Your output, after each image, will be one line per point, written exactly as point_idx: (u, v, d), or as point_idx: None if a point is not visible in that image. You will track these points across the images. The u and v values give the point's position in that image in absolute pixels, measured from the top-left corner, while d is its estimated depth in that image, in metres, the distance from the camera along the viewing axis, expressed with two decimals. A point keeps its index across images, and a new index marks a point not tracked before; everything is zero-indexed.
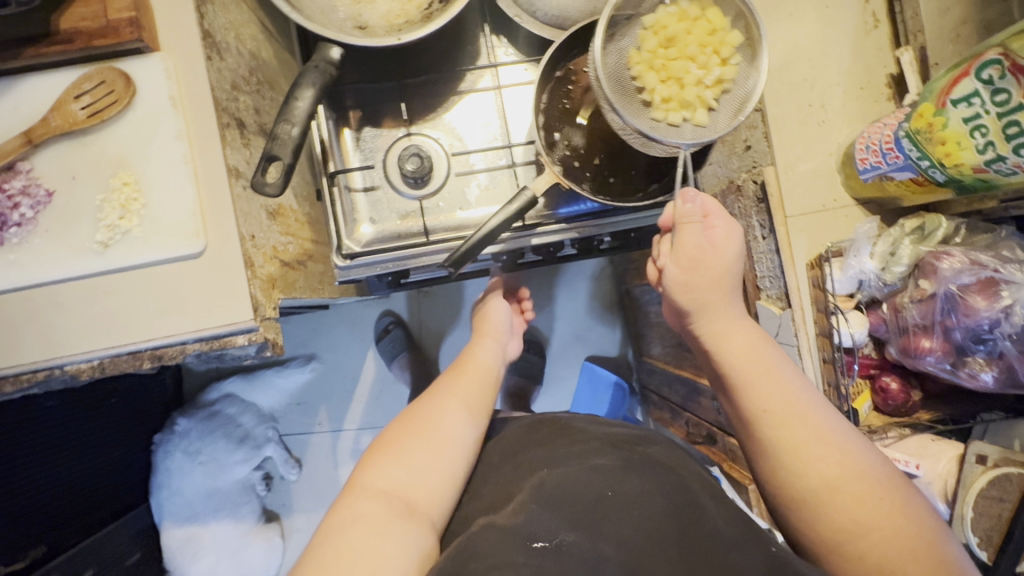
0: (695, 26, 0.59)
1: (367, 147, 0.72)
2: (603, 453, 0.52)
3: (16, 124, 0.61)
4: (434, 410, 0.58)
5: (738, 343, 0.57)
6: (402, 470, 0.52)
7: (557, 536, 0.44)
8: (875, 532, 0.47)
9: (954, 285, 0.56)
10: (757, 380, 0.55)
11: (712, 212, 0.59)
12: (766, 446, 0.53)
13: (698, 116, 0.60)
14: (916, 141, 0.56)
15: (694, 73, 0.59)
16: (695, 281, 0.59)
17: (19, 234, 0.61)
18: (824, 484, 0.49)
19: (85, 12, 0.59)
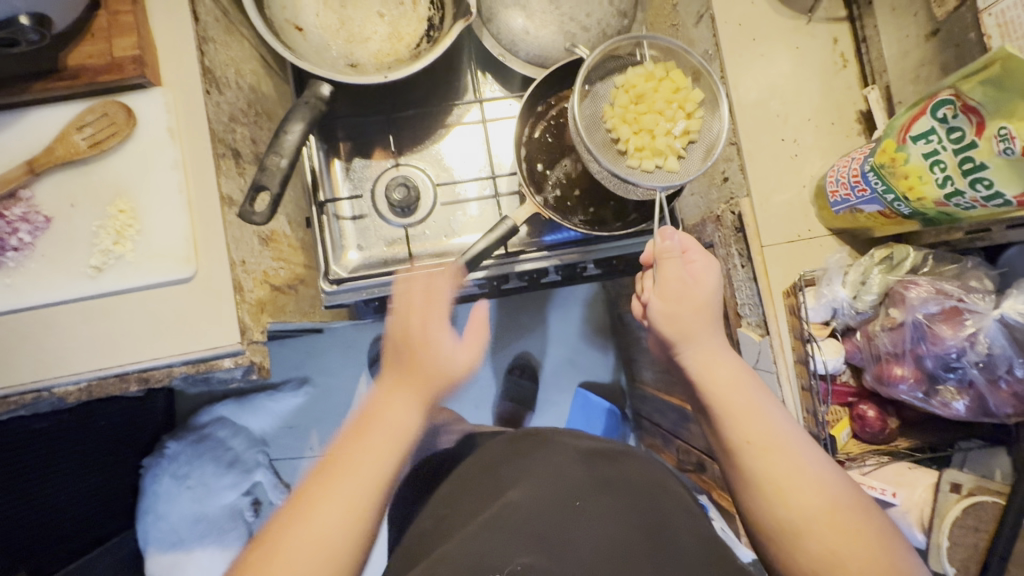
0: (660, 85, 0.63)
1: (356, 176, 0.74)
2: (574, 462, 0.53)
3: (20, 153, 0.64)
4: (396, 427, 0.49)
5: (723, 375, 0.56)
6: (361, 498, 0.46)
7: (510, 564, 0.44)
8: (852, 563, 0.47)
9: (921, 314, 0.57)
10: (742, 410, 0.54)
11: (690, 248, 0.61)
12: (747, 478, 0.52)
13: (670, 163, 0.63)
14: (881, 175, 0.59)
15: (663, 125, 0.62)
16: (680, 312, 0.58)
17: (16, 258, 0.62)
18: (804, 516, 0.49)
19: (91, 50, 0.63)
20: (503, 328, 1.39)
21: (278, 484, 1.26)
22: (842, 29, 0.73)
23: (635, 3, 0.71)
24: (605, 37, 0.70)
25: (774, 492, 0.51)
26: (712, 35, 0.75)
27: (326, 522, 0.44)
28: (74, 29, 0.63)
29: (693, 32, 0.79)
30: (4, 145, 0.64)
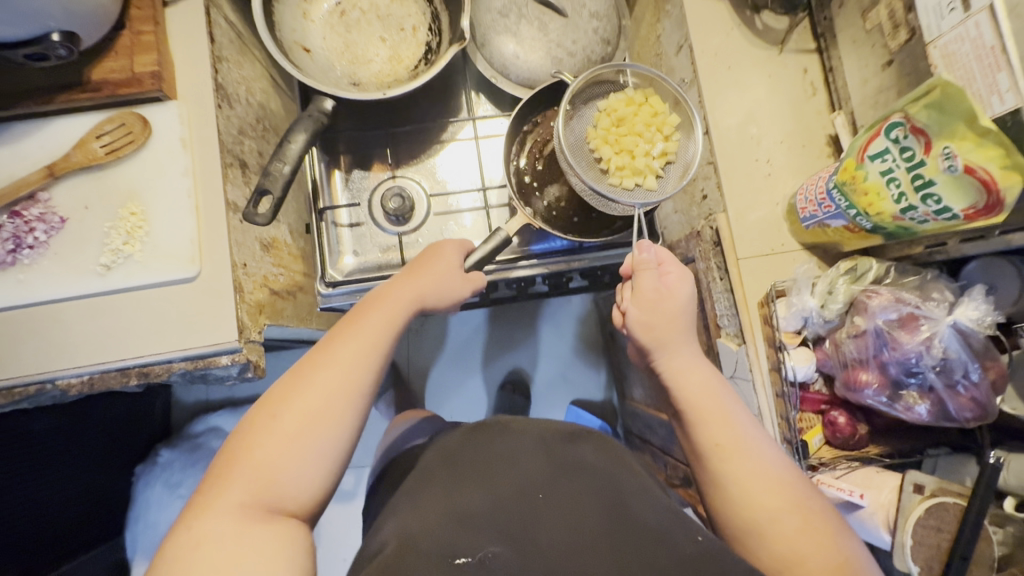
0: (640, 110, 0.68)
1: (355, 187, 0.79)
2: (529, 455, 0.55)
3: (41, 158, 0.68)
4: (392, 302, 0.55)
5: (695, 383, 0.59)
6: (351, 382, 0.48)
7: (481, 551, 0.45)
8: (813, 559, 0.48)
9: (881, 320, 0.60)
10: (709, 412, 0.57)
11: (665, 260, 0.65)
12: (715, 479, 0.54)
13: (649, 181, 0.67)
14: (843, 192, 0.63)
15: (643, 146, 0.67)
16: (654, 321, 0.62)
17: (31, 255, 0.66)
18: (766, 511, 0.51)
19: (113, 66, 0.68)
20: (497, 343, 1.42)
21: None
22: (811, 60, 0.79)
23: (618, 34, 0.77)
24: (589, 62, 0.75)
25: (733, 493, 0.53)
26: (690, 64, 0.80)
27: (331, 377, 0.47)
28: (99, 48, 0.68)
29: (674, 61, 0.85)
30: (26, 151, 0.68)
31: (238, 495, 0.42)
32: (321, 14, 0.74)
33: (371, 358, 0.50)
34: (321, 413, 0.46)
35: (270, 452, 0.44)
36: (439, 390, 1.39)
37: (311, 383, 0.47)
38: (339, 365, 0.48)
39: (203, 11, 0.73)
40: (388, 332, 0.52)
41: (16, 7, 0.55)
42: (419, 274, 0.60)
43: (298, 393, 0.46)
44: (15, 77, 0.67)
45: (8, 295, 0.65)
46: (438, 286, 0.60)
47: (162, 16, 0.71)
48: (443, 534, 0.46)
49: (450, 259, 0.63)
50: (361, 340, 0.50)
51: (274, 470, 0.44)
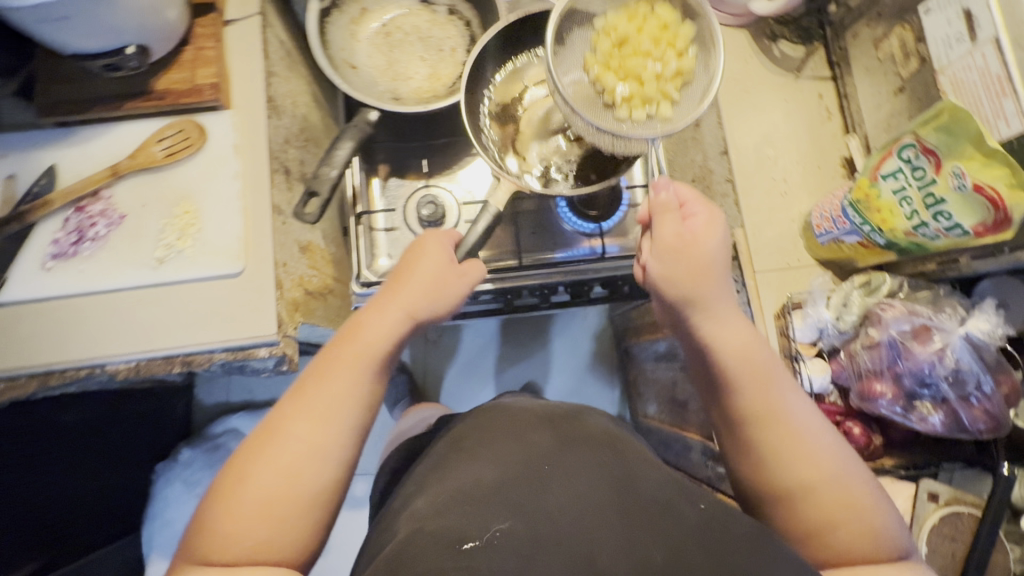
0: (645, 26, 0.67)
1: (392, 194, 0.83)
2: (537, 432, 0.56)
3: (105, 158, 0.74)
4: (384, 329, 0.57)
5: (736, 342, 0.55)
6: (354, 387, 0.53)
7: (489, 531, 0.44)
8: (845, 527, 0.48)
9: (895, 332, 0.63)
10: (755, 380, 0.53)
11: (687, 200, 0.61)
12: (755, 450, 0.52)
13: (663, 108, 0.66)
14: (858, 210, 0.66)
15: (651, 69, 0.66)
16: (675, 271, 0.58)
17: (90, 248, 0.71)
18: (806, 482, 0.50)
19: (177, 77, 0.74)
20: (513, 355, 1.45)
21: None
22: (827, 86, 0.82)
23: None
24: None
25: (764, 461, 0.51)
26: None
27: (338, 385, 0.52)
28: (165, 62, 0.75)
29: None
30: (92, 152, 0.74)
31: (237, 547, 0.46)
32: (367, 35, 0.80)
33: (343, 389, 0.52)
34: (302, 452, 0.49)
35: (257, 501, 0.47)
36: (453, 401, 1.43)
37: (279, 434, 0.50)
38: (314, 408, 0.51)
39: (259, 30, 0.79)
40: (381, 346, 0.56)
41: (101, 24, 0.62)
42: (396, 289, 0.60)
43: (271, 446, 0.49)
44: (88, 85, 0.73)
45: (69, 284, 0.70)
46: (423, 281, 0.60)
47: (222, 34, 0.78)
48: (445, 514, 0.47)
49: (432, 254, 0.63)
50: (331, 376, 0.53)
51: (269, 513, 0.47)
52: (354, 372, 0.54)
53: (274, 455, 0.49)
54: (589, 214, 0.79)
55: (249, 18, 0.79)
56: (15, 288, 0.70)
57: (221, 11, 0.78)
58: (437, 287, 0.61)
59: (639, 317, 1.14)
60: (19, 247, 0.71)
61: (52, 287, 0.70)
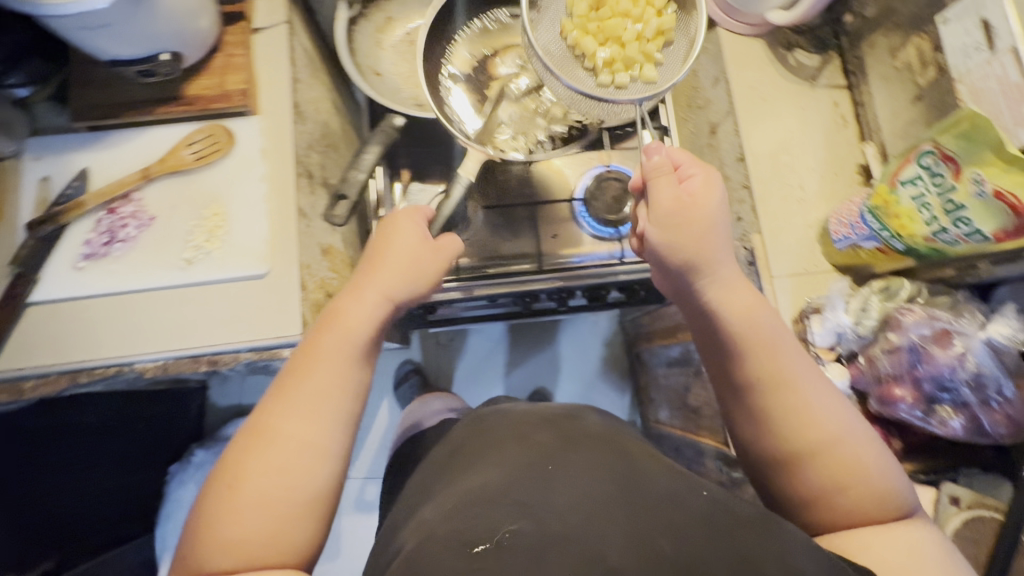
0: None
1: (413, 198, 0.83)
2: (538, 428, 0.54)
3: (136, 161, 0.76)
4: (361, 317, 0.57)
5: (741, 303, 0.56)
6: (340, 377, 0.53)
7: (499, 532, 0.41)
8: (855, 489, 0.49)
9: (915, 336, 0.64)
10: (757, 346, 0.54)
11: (682, 163, 0.61)
12: (756, 413, 0.53)
13: (645, 68, 0.70)
14: (876, 215, 0.67)
15: (631, 29, 0.70)
16: (678, 236, 0.58)
17: (121, 248, 0.73)
18: (812, 447, 0.50)
19: (207, 83, 0.76)
20: (524, 360, 1.46)
21: None
22: (842, 94, 0.83)
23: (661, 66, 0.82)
24: None
25: (766, 431, 0.52)
26: (727, 95, 0.86)
27: (319, 378, 0.52)
28: (195, 68, 0.77)
29: (710, 93, 0.90)
30: (123, 155, 0.76)
31: (234, 557, 0.46)
32: (392, 43, 0.84)
33: (330, 377, 0.53)
34: (298, 447, 0.49)
35: (254, 505, 0.47)
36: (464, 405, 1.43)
37: (269, 433, 0.50)
38: (298, 402, 0.51)
39: (286, 37, 0.81)
40: (360, 330, 0.56)
41: (136, 31, 0.64)
42: (376, 270, 0.61)
43: (260, 449, 0.49)
44: (121, 90, 0.76)
45: (101, 283, 0.72)
46: (401, 259, 0.61)
47: (250, 42, 0.80)
48: (454, 518, 0.43)
49: (405, 231, 0.64)
50: (315, 366, 0.53)
51: (266, 515, 0.47)
52: (343, 355, 0.54)
53: (268, 457, 0.48)
54: (608, 216, 0.80)
55: (276, 26, 0.81)
56: (47, 287, 0.72)
57: (249, 19, 0.80)
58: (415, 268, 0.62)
59: (651, 323, 1.15)
60: (52, 247, 0.73)
61: (84, 286, 0.72)
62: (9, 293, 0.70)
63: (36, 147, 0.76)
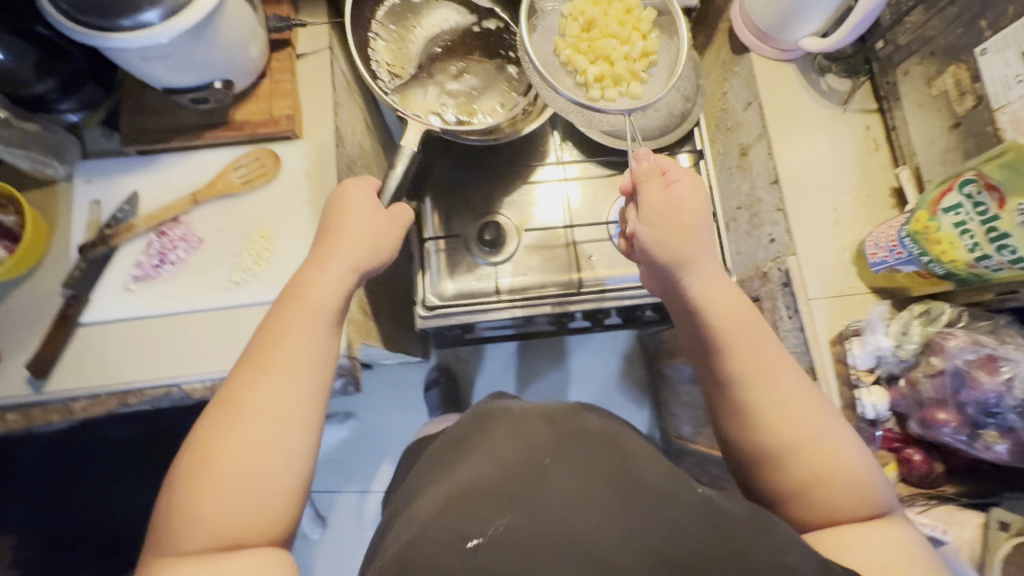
0: (610, 12, 0.74)
1: (455, 221, 0.84)
2: (537, 424, 0.55)
3: (185, 185, 0.77)
4: (328, 285, 0.62)
5: (724, 298, 0.60)
6: (310, 344, 0.58)
7: (490, 527, 0.44)
8: (836, 482, 0.52)
9: (959, 361, 0.64)
10: (738, 341, 0.58)
11: (668, 169, 0.65)
12: (741, 408, 0.56)
13: (632, 87, 0.72)
14: (916, 241, 0.68)
15: (619, 50, 0.73)
16: (669, 238, 0.62)
17: (170, 270, 0.75)
18: (794, 441, 0.54)
19: (254, 109, 0.78)
20: (545, 375, 1.46)
21: (314, 517, 1.36)
22: (873, 118, 0.85)
23: (696, 91, 0.83)
24: (671, 116, 0.82)
25: (745, 425, 0.56)
26: (759, 118, 0.87)
27: (293, 345, 0.57)
28: (243, 94, 0.79)
29: (741, 116, 0.92)
30: (173, 179, 0.78)
31: (210, 532, 0.48)
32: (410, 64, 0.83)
33: (296, 348, 0.57)
34: (269, 417, 0.53)
35: (231, 481, 0.50)
36: None
37: (239, 406, 0.53)
38: (276, 374, 0.55)
39: (328, 63, 0.83)
40: (326, 302, 0.61)
41: (192, 60, 0.66)
42: (334, 244, 0.65)
43: (231, 423, 0.52)
44: (171, 116, 0.77)
45: (152, 305, 0.74)
46: (359, 233, 0.66)
47: (295, 67, 0.81)
48: (447, 514, 0.46)
49: (358, 202, 0.68)
50: (282, 338, 0.57)
51: (247, 494, 0.50)
52: (307, 324, 0.59)
53: (247, 431, 0.51)
54: None
55: (319, 53, 0.83)
56: (98, 308, 0.73)
57: (294, 45, 0.82)
58: (374, 242, 0.68)
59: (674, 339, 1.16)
60: (102, 269, 0.74)
61: (134, 308, 0.74)
62: (61, 313, 0.72)
63: (87, 170, 0.77)
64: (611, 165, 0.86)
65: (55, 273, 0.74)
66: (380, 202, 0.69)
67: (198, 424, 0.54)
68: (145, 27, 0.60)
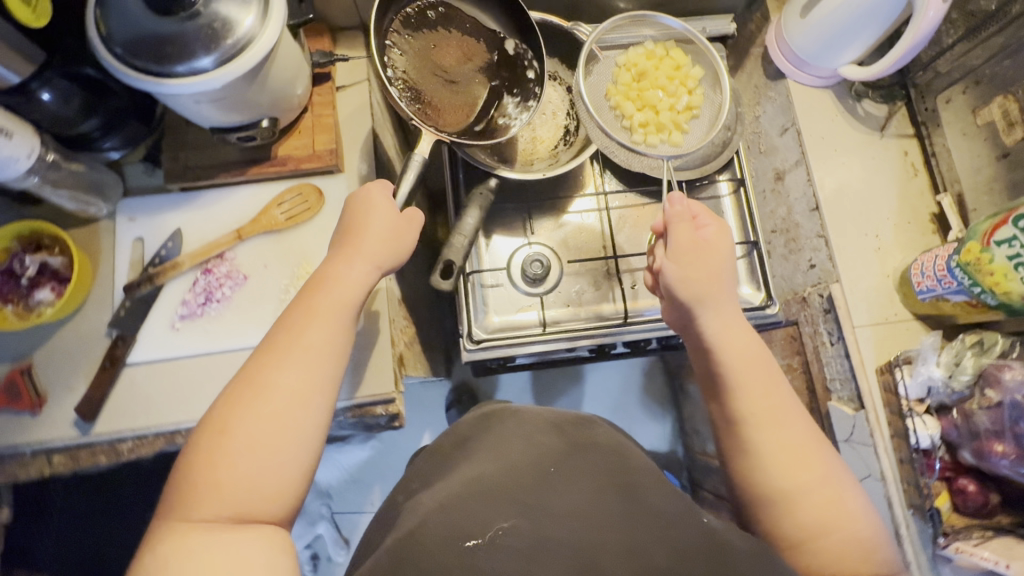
0: (661, 65, 0.78)
1: (497, 252, 0.83)
2: (543, 432, 0.55)
3: (229, 221, 0.77)
4: (351, 282, 0.63)
5: (739, 339, 0.61)
6: (329, 332, 0.59)
7: (492, 529, 0.45)
8: (838, 528, 0.52)
9: (1019, 395, 0.65)
10: (753, 379, 0.59)
11: (699, 214, 0.65)
12: (751, 448, 0.57)
13: (673, 136, 0.76)
14: (967, 271, 0.68)
15: (666, 102, 0.77)
16: (693, 275, 0.62)
17: (217, 308, 0.74)
18: (798, 483, 0.54)
19: (297, 144, 0.78)
20: (567, 391, 1.43)
21: (338, 539, 1.35)
22: (911, 143, 0.85)
23: (736, 120, 0.84)
24: (713, 146, 0.82)
25: (751, 454, 0.57)
26: (797, 144, 0.87)
27: (314, 335, 0.58)
28: (286, 128, 0.78)
29: (776, 141, 0.92)
30: (217, 215, 0.77)
31: (219, 504, 0.50)
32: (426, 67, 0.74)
33: (315, 344, 0.58)
34: (289, 400, 0.55)
35: (242, 457, 0.52)
36: None
37: (261, 387, 0.55)
38: (295, 359, 0.56)
39: (368, 95, 0.83)
40: (344, 301, 0.62)
41: (243, 101, 0.66)
42: (352, 244, 0.65)
43: (250, 402, 0.54)
44: (215, 151, 0.77)
45: (199, 343, 0.73)
46: (382, 235, 0.65)
47: (335, 101, 0.81)
48: (450, 511, 0.46)
49: (379, 207, 0.66)
50: (307, 326, 0.59)
51: (255, 473, 0.52)
52: (330, 318, 0.60)
53: (267, 410, 0.54)
54: None
55: (358, 84, 0.83)
56: (145, 348, 0.73)
57: (334, 78, 0.81)
58: (395, 239, 0.67)
59: None
60: (149, 307, 0.74)
61: (181, 347, 0.73)
62: (109, 354, 0.71)
63: (130, 207, 0.77)
64: (650, 195, 0.85)
65: (101, 312, 0.74)
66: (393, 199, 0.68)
67: (220, 395, 0.56)
68: (201, 74, 0.59)
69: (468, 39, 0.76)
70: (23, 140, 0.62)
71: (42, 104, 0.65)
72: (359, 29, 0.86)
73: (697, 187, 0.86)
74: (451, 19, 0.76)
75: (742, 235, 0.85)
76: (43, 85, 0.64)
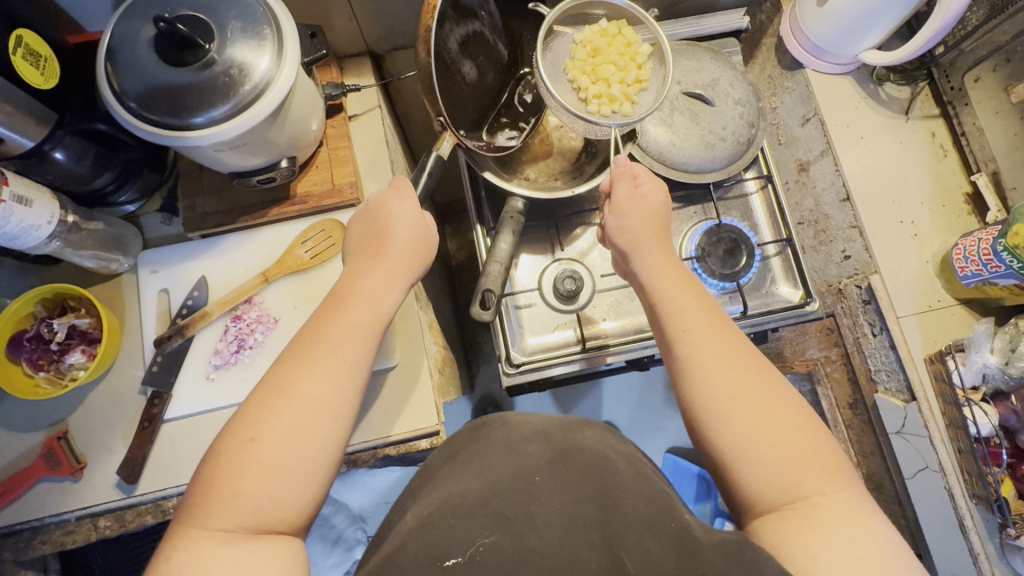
0: (614, 40, 0.70)
1: (528, 273, 0.82)
2: (529, 440, 0.50)
3: (254, 263, 0.75)
4: (377, 293, 0.59)
5: (670, 268, 0.58)
6: (359, 346, 0.55)
7: (472, 546, 0.43)
8: (773, 438, 0.49)
9: None
10: (689, 312, 0.55)
11: (639, 173, 0.62)
12: (685, 369, 0.52)
13: (625, 108, 0.68)
14: (1016, 254, 0.66)
15: (617, 74, 0.69)
16: (628, 225, 0.60)
17: (251, 354, 0.73)
18: (735, 397, 0.50)
19: (315, 180, 0.76)
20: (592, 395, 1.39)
21: None
22: (937, 124, 0.85)
23: (758, 115, 0.81)
24: (738, 145, 0.79)
25: (690, 391, 0.52)
26: (821, 134, 0.85)
27: (346, 351, 0.54)
28: (303, 164, 0.77)
29: (797, 132, 0.89)
30: (239, 259, 0.76)
31: (244, 511, 0.48)
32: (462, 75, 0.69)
33: (352, 358, 0.54)
34: (310, 408, 0.51)
35: (260, 465, 0.49)
36: None
37: (289, 395, 0.51)
38: (323, 370, 0.52)
39: (380, 121, 0.81)
40: (369, 319, 0.57)
41: (262, 145, 0.64)
42: (382, 256, 0.61)
43: (280, 408, 0.50)
44: (233, 196, 0.75)
45: (236, 392, 0.72)
46: (404, 246, 0.62)
47: (349, 131, 0.79)
48: (432, 530, 0.44)
49: (399, 213, 0.62)
50: (342, 339, 0.54)
51: (268, 482, 0.48)
52: (371, 333, 0.57)
53: (281, 417, 0.50)
54: (724, 273, 0.78)
55: (369, 112, 0.81)
56: (181, 403, 0.71)
57: (346, 108, 0.79)
58: (418, 246, 0.63)
59: None
60: (181, 360, 0.72)
61: (217, 398, 0.71)
62: (146, 414, 0.70)
63: (151, 259, 0.75)
64: (676, 200, 0.84)
65: (133, 369, 0.73)
66: (421, 210, 0.64)
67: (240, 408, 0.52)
68: (220, 122, 0.58)
69: (495, 61, 0.75)
70: (42, 207, 0.60)
71: (55, 162, 0.63)
72: (364, 56, 0.84)
73: (725, 186, 0.84)
74: (488, 39, 0.72)
75: (774, 232, 0.84)
76: (56, 145, 0.62)
